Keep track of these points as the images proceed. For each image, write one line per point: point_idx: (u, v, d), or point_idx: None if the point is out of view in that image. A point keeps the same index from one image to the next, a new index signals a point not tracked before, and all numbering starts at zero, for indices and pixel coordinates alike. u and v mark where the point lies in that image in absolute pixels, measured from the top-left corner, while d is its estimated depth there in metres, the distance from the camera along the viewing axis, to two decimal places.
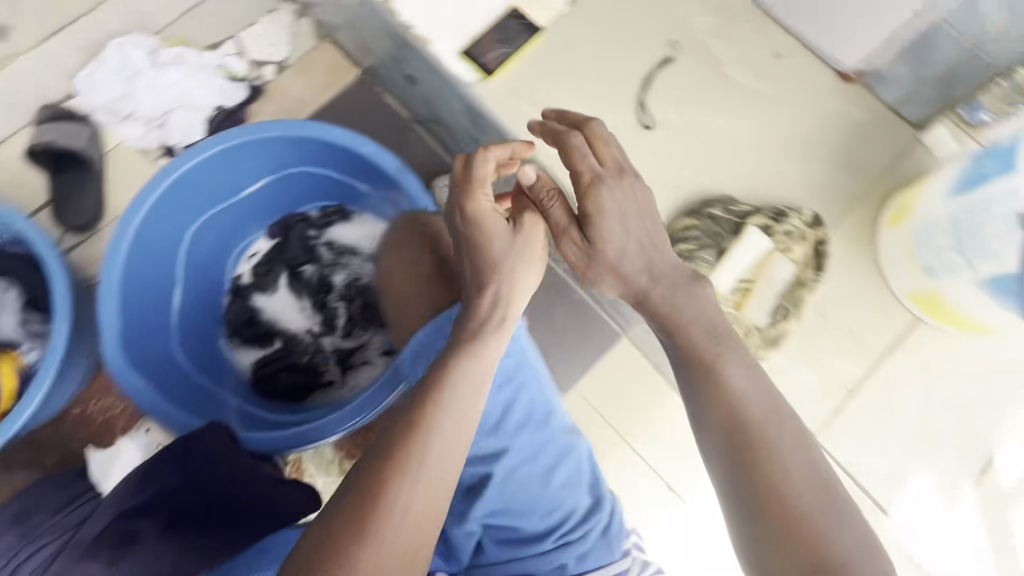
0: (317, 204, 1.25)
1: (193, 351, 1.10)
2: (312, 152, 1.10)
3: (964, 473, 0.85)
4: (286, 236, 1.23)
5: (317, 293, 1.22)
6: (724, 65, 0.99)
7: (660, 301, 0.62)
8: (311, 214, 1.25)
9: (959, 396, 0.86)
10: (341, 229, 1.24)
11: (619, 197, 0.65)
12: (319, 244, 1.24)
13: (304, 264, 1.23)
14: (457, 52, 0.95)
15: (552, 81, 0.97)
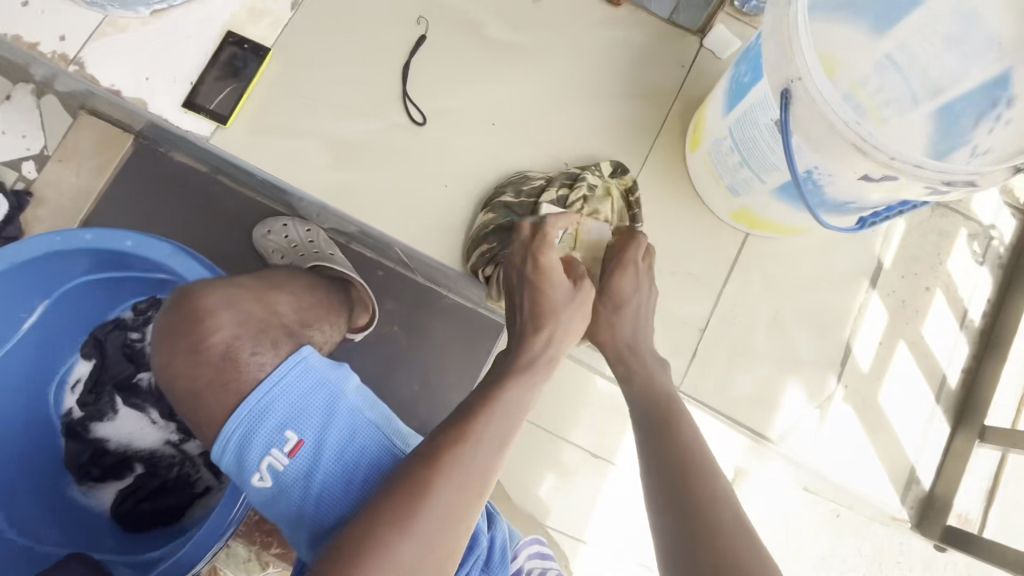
0: (126, 304, 1.10)
1: (35, 514, 0.99)
2: (80, 260, 0.96)
3: (821, 368, 0.85)
4: (102, 349, 1.08)
5: (162, 399, 1.09)
6: (484, 26, 0.89)
7: (644, 362, 0.71)
8: (125, 316, 1.10)
9: (800, 295, 0.86)
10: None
11: (643, 270, 0.74)
12: (144, 346, 1.10)
13: (137, 373, 1.09)
14: (185, 104, 0.83)
15: (300, 105, 0.85)
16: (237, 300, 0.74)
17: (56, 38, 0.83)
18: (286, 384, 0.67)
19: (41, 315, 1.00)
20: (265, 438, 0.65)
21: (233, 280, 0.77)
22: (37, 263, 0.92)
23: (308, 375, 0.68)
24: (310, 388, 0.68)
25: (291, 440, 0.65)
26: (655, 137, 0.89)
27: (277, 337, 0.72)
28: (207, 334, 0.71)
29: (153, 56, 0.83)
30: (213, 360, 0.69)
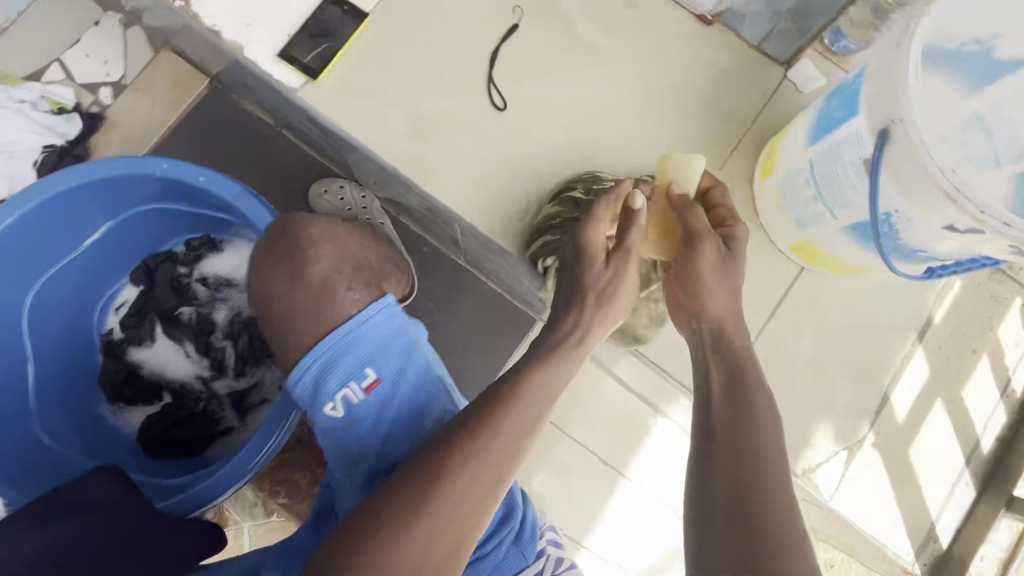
0: (180, 239, 1.14)
1: (65, 426, 1.01)
2: (152, 188, 1.00)
3: (857, 413, 0.85)
4: (151, 278, 1.12)
5: (200, 336, 1.12)
6: (576, 24, 0.91)
7: (723, 359, 0.61)
8: (177, 250, 1.14)
9: (848, 336, 0.86)
10: (213, 262, 1.14)
11: (731, 267, 0.63)
12: (191, 281, 1.14)
13: (179, 306, 1.13)
14: (278, 55, 0.85)
15: (389, 74, 0.87)
16: (336, 235, 0.76)
17: None
18: (371, 324, 0.71)
19: (102, 235, 1.03)
20: (344, 371, 0.68)
21: (330, 215, 0.79)
22: (112, 184, 0.95)
23: (390, 322, 0.72)
24: (390, 335, 0.71)
25: (369, 375, 0.68)
26: (728, 158, 0.90)
27: (369, 279, 0.75)
28: (307, 262, 0.72)
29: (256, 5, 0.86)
30: (310, 286, 0.71)
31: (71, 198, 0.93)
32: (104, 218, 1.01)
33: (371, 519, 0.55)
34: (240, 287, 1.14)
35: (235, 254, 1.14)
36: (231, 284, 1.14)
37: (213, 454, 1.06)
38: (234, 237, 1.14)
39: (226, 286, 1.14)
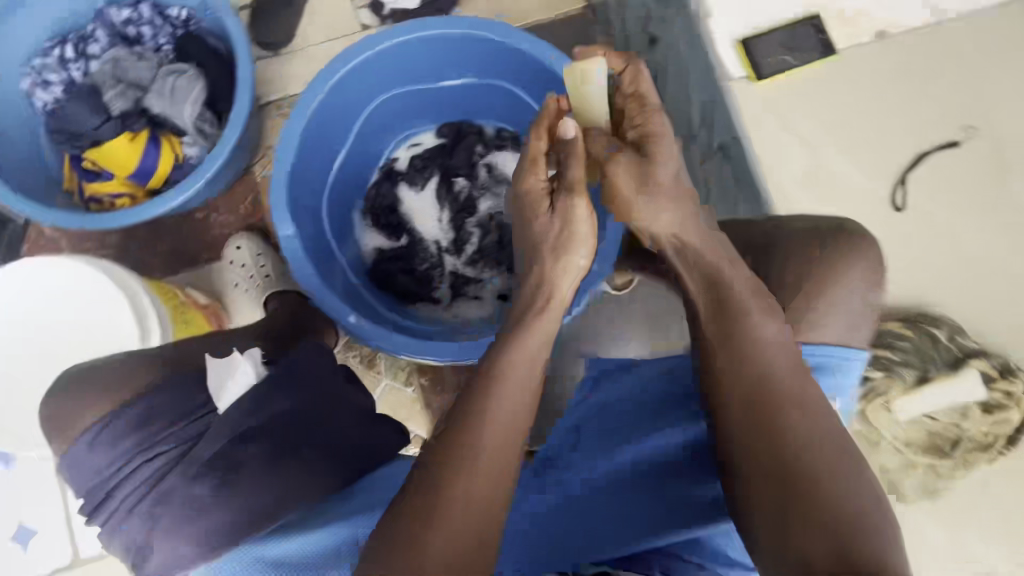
0: (496, 124, 1.19)
1: (334, 216, 1.08)
2: (527, 75, 1.02)
3: None
4: (456, 141, 1.18)
5: (460, 211, 1.17)
6: (1014, 172, 0.93)
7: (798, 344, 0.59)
8: (486, 130, 1.19)
9: None
10: (507, 159, 1.17)
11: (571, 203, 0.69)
12: (481, 162, 1.18)
13: (460, 176, 1.17)
14: (738, 42, 0.91)
15: (812, 115, 0.93)
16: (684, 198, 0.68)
17: None
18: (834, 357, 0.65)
19: (457, 86, 1.10)
20: None
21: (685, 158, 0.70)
22: (506, 52, 0.99)
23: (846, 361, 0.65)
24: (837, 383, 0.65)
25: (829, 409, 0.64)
26: None
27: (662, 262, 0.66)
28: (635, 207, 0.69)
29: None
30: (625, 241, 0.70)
31: (471, 46, 0.99)
32: (470, 73, 1.07)
33: (422, 493, 0.53)
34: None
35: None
36: (510, 186, 1.17)
37: (414, 312, 1.12)
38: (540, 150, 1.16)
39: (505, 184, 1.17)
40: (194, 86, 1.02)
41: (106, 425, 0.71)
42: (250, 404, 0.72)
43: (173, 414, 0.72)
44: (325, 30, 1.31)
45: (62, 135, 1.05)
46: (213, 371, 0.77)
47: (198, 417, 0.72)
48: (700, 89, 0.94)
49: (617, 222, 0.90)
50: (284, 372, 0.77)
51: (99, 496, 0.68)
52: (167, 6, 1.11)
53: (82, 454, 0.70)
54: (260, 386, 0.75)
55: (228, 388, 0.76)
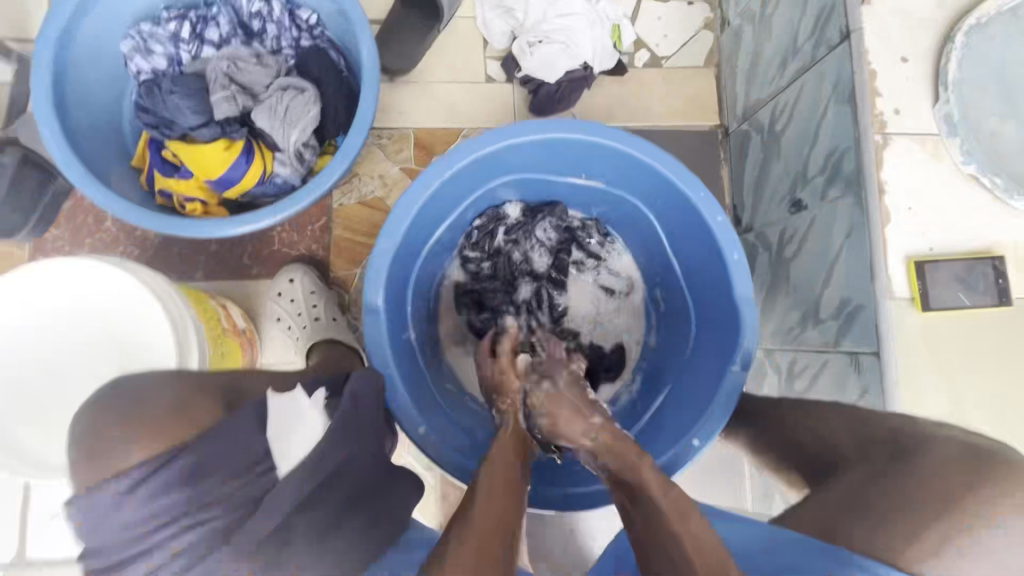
0: (475, 221, 1.04)
1: (418, 291, 0.98)
2: (662, 202, 0.93)
3: None
4: (464, 285, 1.06)
5: (524, 272, 1.06)
6: None
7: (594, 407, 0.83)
8: (489, 211, 1.04)
9: None
10: (505, 218, 1.05)
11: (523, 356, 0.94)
12: (493, 236, 1.05)
13: (491, 257, 1.06)
14: (910, 260, 0.78)
15: (969, 355, 0.77)
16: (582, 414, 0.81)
17: (891, 108, 0.81)
18: None
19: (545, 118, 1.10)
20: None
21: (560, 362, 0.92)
22: (650, 174, 0.89)
23: None
24: None
25: None
26: None
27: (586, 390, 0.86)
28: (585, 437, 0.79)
29: (926, 199, 0.79)
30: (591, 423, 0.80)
31: (615, 159, 0.90)
32: (601, 179, 0.97)
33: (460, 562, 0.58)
34: (547, 218, 1.04)
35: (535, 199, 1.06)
36: (522, 219, 1.05)
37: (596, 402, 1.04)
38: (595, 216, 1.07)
39: (510, 248, 1.05)
40: (310, 111, 0.93)
41: (151, 475, 0.53)
42: (312, 460, 0.63)
43: (227, 468, 0.57)
44: (450, 71, 1.24)
45: (151, 118, 0.95)
46: (274, 410, 0.65)
47: (258, 475, 0.59)
48: (847, 287, 0.86)
49: (725, 391, 0.83)
50: (348, 418, 0.70)
51: (115, 558, 0.52)
52: (296, 5, 1.00)
53: (110, 503, 0.52)
54: (324, 438, 0.66)
55: (290, 438, 0.64)
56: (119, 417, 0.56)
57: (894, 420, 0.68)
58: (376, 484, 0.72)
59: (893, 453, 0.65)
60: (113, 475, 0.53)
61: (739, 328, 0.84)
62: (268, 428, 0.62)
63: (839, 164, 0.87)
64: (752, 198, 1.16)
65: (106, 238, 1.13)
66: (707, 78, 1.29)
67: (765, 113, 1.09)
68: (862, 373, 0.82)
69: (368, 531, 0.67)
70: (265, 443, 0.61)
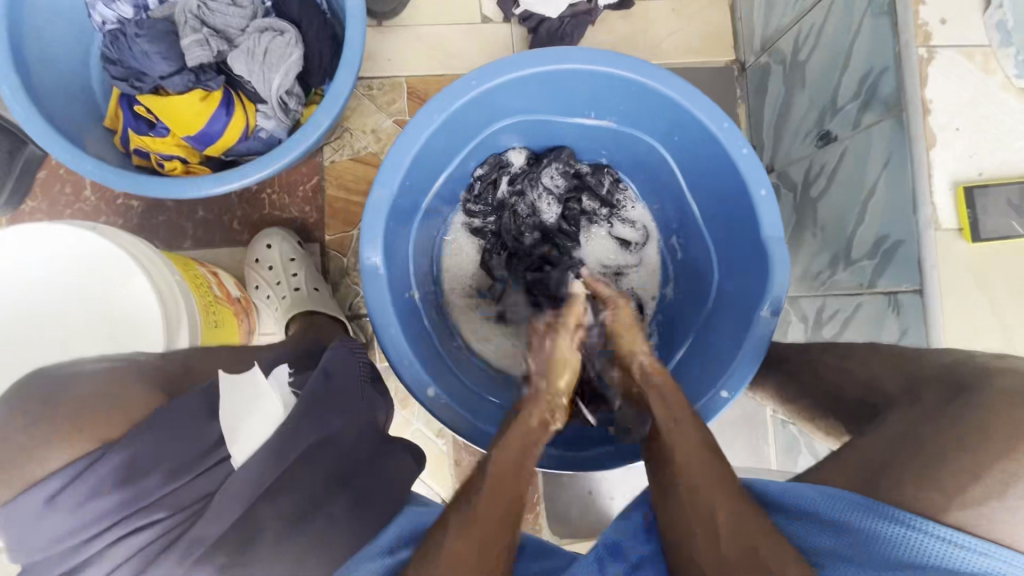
0: (476, 170, 0.97)
1: (419, 247, 0.91)
2: (680, 138, 0.85)
3: None
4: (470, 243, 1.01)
5: (535, 225, 1.00)
6: None
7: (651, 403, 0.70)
8: (493, 159, 0.97)
9: None
10: (510, 167, 0.98)
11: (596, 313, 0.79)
12: (498, 187, 0.98)
13: (498, 211, 1.00)
14: (958, 186, 0.71)
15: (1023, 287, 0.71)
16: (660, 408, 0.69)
17: (938, 18, 0.72)
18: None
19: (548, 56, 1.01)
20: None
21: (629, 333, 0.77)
22: (668, 106, 0.81)
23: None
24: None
25: None
26: None
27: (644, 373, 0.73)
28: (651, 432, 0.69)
29: (975, 119, 0.72)
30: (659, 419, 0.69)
31: (628, 92, 0.82)
32: (612, 118, 0.89)
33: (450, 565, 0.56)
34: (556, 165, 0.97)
35: (540, 144, 0.99)
36: (529, 168, 0.98)
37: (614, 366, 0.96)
38: (606, 162, 1.00)
39: (515, 200, 0.99)
40: (292, 54, 0.85)
41: (83, 473, 0.53)
42: (277, 441, 0.65)
43: (173, 460, 0.58)
44: (442, 12, 1.14)
45: (119, 70, 0.86)
46: (227, 396, 0.65)
47: (208, 469, 0.60)
48: (884, 221, 0.79)
49: (754, 339, 0.77)
50: (320, 393, 0.73)
51: (58, 568, 0.53)
52: None
53: (38, 512, 0.52)
54: (292, 415, 0.68)
55: (251, 416, 0.66)
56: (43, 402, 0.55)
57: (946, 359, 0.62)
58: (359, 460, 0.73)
59: (945, 384, 0.58)
60: (32, 482, 0.52)
61: (768, 270, 0.77)
62: (220, 413, 0.63)
63: (875, 87, 0.79)
64: (773, 136, 1.08)
65: (87, 207, 1.07)
66: (721, 10, 1.19)
67: (787, 40, 1.00)
68: (902, 312, 0.76)
69: (355, 510, 0.68)
70: (220, 428, 0.62)
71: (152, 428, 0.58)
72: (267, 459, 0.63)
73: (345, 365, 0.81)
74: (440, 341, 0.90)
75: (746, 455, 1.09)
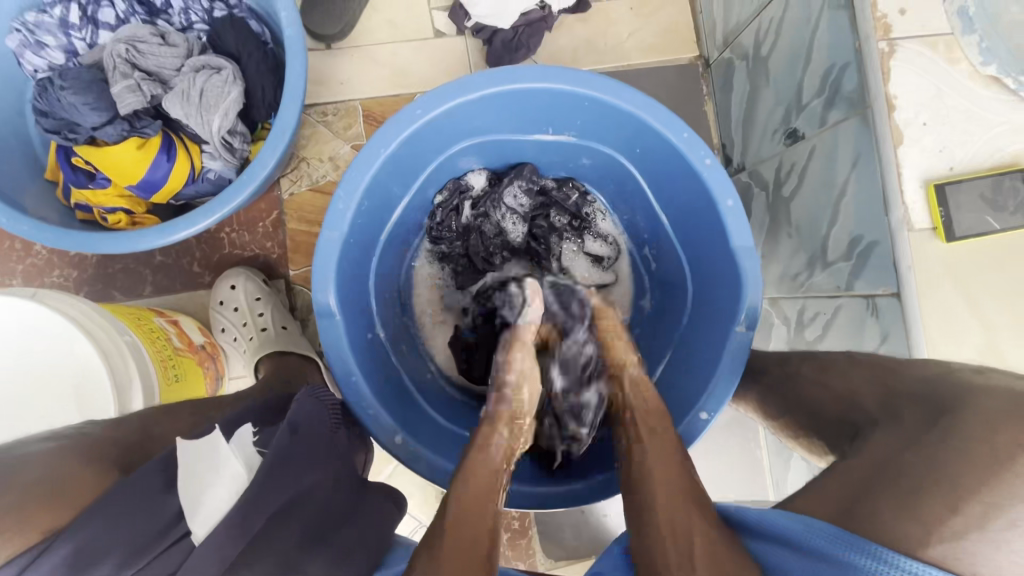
0: (436, 196, 0.94)
1: (382, 282, 0.88)
2: (642, 149, 0.81)
3: None
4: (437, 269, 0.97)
5: (503, 248, 0.96)
6: None
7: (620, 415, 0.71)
8: (453, 182, 0.94)
9: None
10: (473, 189, 0.95)
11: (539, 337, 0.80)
12: (460, 210, 0.95)
13: (462, 234, 0.96)
14: (929, 182, 0.68)
15: (1002, 283, 0.68)
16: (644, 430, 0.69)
17: (896, 9, 0.69)
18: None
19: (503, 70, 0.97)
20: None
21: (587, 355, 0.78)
22: (625, 120, 0.78)
23: None
24: None
25: None
26: None
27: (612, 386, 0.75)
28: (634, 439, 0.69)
29: (942, 112, 0.68)
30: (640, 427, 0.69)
31: (584, 107, 0.79)
32: (571, 133, 0.86)
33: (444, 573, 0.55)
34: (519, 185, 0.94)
35: (501, 163, 0.95)
36: (492, 187, 0.95)
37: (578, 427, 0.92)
38: (572, 177, 0.97)
39: (480, 222, 0.96)
40: (229, 92, 0.81)
41: (28, 570, 0.47)
42: (244, 504, 0.57)
43: (126, 546, 0.51)
44: (392, 30, 1.10)
45: (50, 122, 0.82)
46: (185, 464, 0.58)
47: (164, 550, 0.53)
48: (856, 222, 0.76)
49: (731, 357, 0.74)
50: (289, 446, 0.65)
51: None
52: None
53: None
54: (254, 480, 0.59)
55: (205, 491, 0.57)
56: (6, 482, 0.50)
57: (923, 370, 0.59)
58: (339, 510, 0.67)
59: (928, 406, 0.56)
60: None
61: (741, 283, 0.74)
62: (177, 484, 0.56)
63: (838, 83, 0.76)
64: (742, 134, 1.05)
65: (39, 261, 1.03)
66: (680, 6, 1.15)
67: (748, 35, 0.97)
68: (881, 317, 0.73)
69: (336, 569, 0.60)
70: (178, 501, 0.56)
71: (112, 506, 0.52)
72: (234, 531, 0.55)
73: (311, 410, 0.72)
74: (411, 379, 0.87)
75: (737, 461, 1.07)
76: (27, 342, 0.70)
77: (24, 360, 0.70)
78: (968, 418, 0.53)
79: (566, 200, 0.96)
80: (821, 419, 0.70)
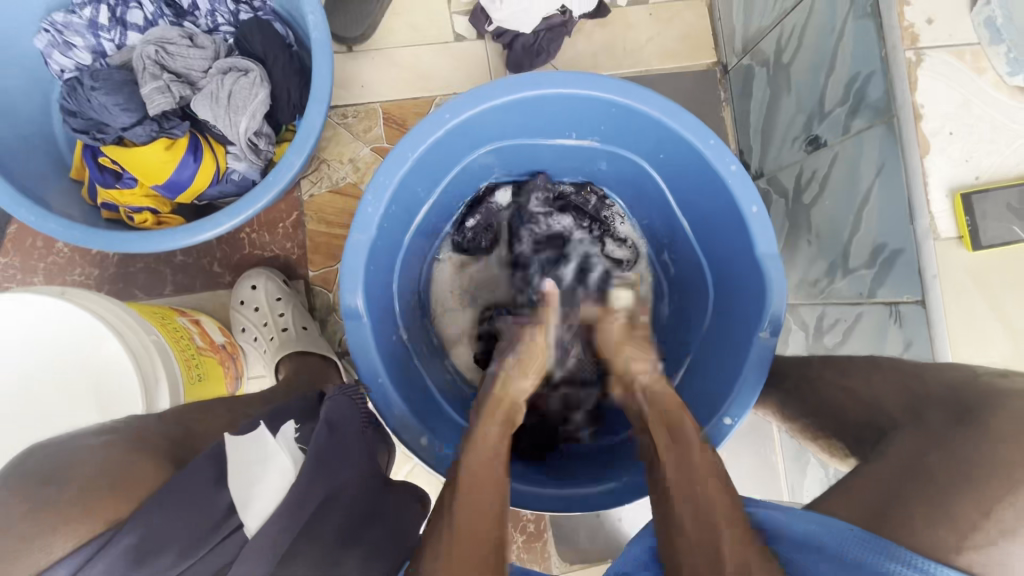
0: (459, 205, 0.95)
1: (405, 283, 0.88)
2: (666, 155, 0.82)
3: None
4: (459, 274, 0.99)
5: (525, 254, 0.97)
6: None
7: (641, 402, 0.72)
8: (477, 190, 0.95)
9: None
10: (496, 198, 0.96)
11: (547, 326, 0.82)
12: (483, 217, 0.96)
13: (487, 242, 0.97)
14: (955, 191, 0.68)
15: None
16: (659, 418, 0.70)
17: (924, 18, 0.69)
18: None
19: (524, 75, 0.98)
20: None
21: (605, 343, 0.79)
22: (651, 125, 0.78)
23: None
24: None
25: None
26: None
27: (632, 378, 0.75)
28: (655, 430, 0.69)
29: (969, 121, 0.69)
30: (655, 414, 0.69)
31: (609, 113, 0.79)
32: (594, 138, 0.86)
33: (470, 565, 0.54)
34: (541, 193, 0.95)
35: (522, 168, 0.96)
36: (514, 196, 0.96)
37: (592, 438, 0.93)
38: (592, 182, 0.97)
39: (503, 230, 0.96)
40: (257, 94, 0.82)
41: (94, 558, 0.49)
42: (294, 497, 0.58)
43: (182, 539, 0.52)
44: (413, 33, 1.11)
45: (79, 122, 0.83)
46: (234, 461, 0.59)
47: (221, 542, 0.54)
48: (880, 229, 0.76)
49: (754, 362, 0.75)
50: (327, 444, 0.65)
51: None
52: None
53: None
54: (301, 474, 0.60)
55: (256, 485, 0.58)
56: (48, 482, 0.50)
57: (952, 377, 0.60)
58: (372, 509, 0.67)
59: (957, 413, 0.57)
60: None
61: (767, 289, 0.74)
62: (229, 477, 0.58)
63: (862, 92, 0.77)
64: (761, 140, 1.05)
65: (61, 259, 1.03)
66: (698, 11, 1.16)
67: (768, 42, 0.98)
68: (904, 325, 0.74)
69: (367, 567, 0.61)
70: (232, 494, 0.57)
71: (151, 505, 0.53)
72: (287, 524, 0.56)
73: (342, 410, 0.72)
74: (433, 381, 0.88)
75: (753, 465, 1.07)
76: (57, 339, 0.71)
77: (56, 359, 0.71)
78: (999, 425, 0.53)
79: (587, 205, 0.97)
80: (846, 425, 0.70)
